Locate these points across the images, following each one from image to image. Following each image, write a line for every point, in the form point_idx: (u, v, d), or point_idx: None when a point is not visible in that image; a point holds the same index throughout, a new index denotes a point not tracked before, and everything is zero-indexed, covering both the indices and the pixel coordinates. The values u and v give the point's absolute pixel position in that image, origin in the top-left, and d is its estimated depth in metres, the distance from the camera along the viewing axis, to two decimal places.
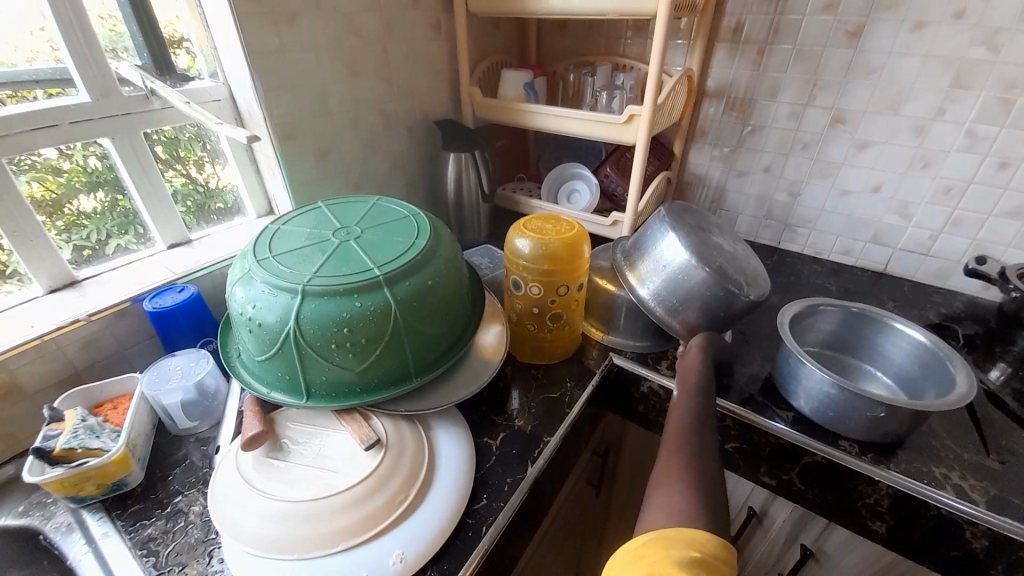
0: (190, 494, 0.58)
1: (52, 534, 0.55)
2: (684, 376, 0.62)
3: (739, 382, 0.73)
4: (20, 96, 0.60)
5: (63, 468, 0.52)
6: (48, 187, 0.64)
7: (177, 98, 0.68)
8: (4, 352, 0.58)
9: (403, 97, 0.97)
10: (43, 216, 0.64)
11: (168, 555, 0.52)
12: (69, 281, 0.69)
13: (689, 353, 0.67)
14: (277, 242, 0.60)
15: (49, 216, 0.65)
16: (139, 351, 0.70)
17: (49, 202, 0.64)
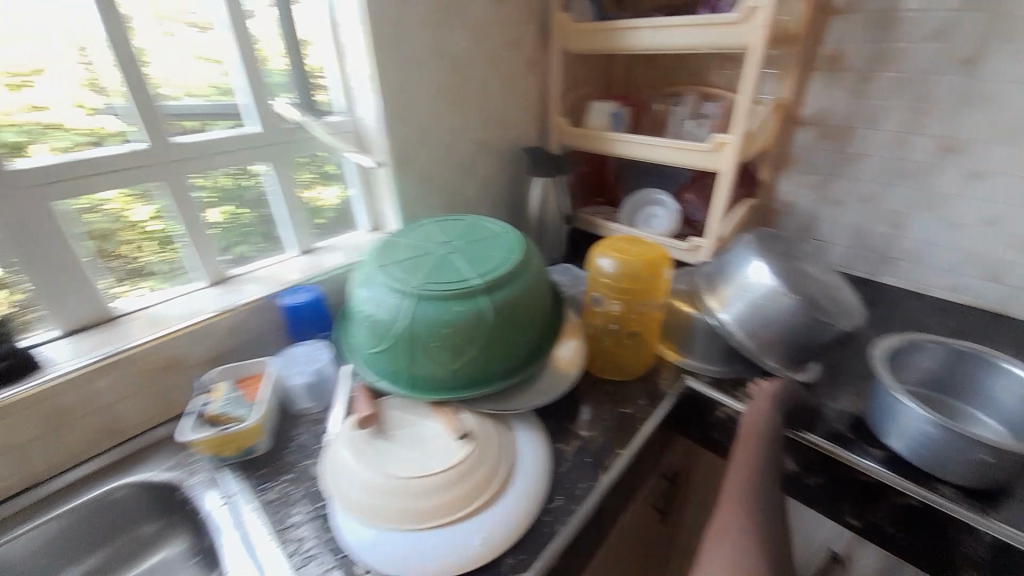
0: (304, 465, 0.66)
1: (192, 487, 0.65)
2: (750, 423, 0.65)
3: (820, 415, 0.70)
4: (197, 126, 0.76)
5: (211, 432, 0.63)
6: (217, 197, 0.80)
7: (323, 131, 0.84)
8: (175, 331, 0.71)
9: (498, 127, 1.07)
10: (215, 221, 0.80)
11: (289, 515, 0.59)
12: (224, 277, 0.83)
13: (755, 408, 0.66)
14: (392, 251, 0.70)
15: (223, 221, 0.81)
16: (268, 340, 0.82)
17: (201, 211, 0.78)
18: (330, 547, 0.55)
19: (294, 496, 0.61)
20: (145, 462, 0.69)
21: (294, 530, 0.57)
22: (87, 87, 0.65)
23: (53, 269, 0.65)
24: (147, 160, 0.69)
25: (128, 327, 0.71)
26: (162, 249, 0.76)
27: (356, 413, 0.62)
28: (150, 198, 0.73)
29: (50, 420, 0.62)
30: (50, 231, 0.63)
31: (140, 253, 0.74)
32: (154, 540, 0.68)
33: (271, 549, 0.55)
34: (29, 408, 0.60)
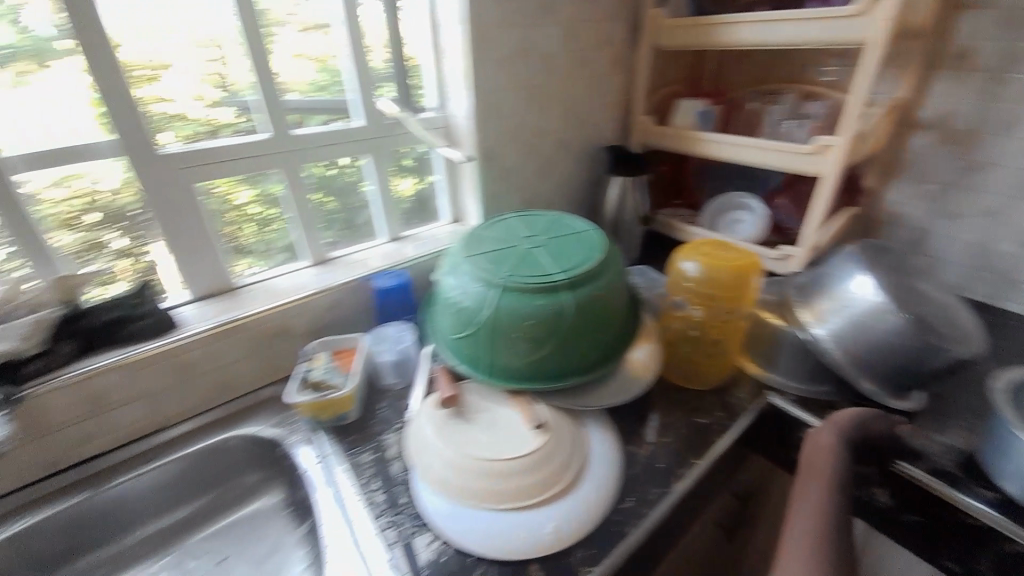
0: (388, 437, 0.70)
1: (291, 444, 0.72)
2: (812, 463, 0.59)
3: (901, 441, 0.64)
4: (322, 120, 0.84)
5: (313, 396, 0.69)
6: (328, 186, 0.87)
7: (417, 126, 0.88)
8: (284, 304, 0.78)
9: (581, 125, 1.07)
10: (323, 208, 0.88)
11: (377, 482, 0.63)
12: (323, 259, 0.91)
13: (819, 438, 0.61)
14: (479, 242, 0.72)
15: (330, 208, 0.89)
16: (359, 318, 0.88)
17: (309, 196, 0.85)
18: (413, 516, 0.59)
19: (382, 466, 0.66)
20: (252, 418, 0.77)
21: (380, 495, 0.62)
22: (211, 82, 0.72)
23: (191, 243, 0.75)
24: (267, 149, 0.77)
25: (246, 298, 0.80)
26: (261, 231, 0.83)
27: (438, 392, 0.65)
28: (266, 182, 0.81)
29: (178, 372, 0.71)
30: (184, 208, 0.72)
31: (248, 234, 0.82)
32: (256, 489, 0.77)
33: (362, 511, 0.60)
34: (165, 360, 0.69)
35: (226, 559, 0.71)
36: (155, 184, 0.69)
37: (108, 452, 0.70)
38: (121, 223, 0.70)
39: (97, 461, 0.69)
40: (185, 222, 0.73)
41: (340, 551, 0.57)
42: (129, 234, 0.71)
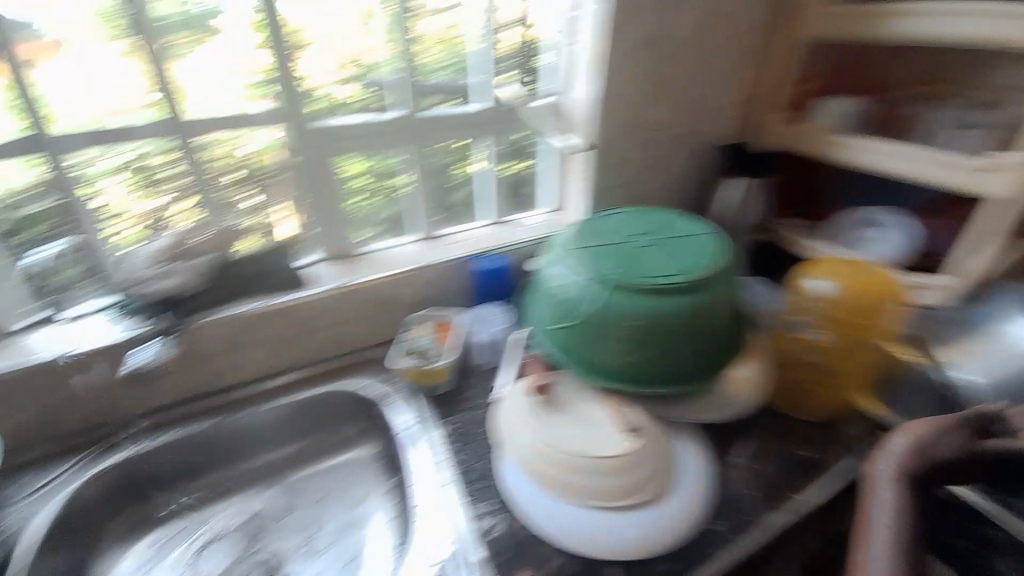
0: (477, 414, 0.73)
1: (387, 403, 0.77)
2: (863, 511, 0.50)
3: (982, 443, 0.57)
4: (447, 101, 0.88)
5: (411, 365, 0.74)
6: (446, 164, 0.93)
7: (545, 112, 0.94)
8: (396, 274, 0.84)
9: (702, 120, 0.99)
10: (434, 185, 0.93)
11: (466, 456, 0.66)
12: (429, 234, 0.95)
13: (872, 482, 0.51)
14: (586, 235, 0.71)
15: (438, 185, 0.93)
16: (458, 296, 0.91)
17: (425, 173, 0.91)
18: (498, 494, 0.61)
19: (471, 442, 0.68)
20: (355, 375, 0.83)
21: (468, 466, 0.65)
22: (347, 59, 0.77)
23: (326, 208, 0.83)
24: (395, 127, 0.84)
25: (361, 264, 0.86)
26: (371, 201, 0.88)
27: (530, 379, 0.65)
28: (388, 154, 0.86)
29: (301, 324, 0.79)
30: (320, 176, 0.81)
31: (361, 204, 0.87)
32: (352, 441, 0.80)
33: (449, 482, 0.63)
34: (293, 311, 0.78)
35: (320, 501, 0.75)
36: (301, 151, 0.79)
37: (239, 384, 0.79)
38: (260, 185, 0.78)
39: (226, 391, 0.78)
40: (322, 189, 0.82)
41: (428, 515, 0.60)
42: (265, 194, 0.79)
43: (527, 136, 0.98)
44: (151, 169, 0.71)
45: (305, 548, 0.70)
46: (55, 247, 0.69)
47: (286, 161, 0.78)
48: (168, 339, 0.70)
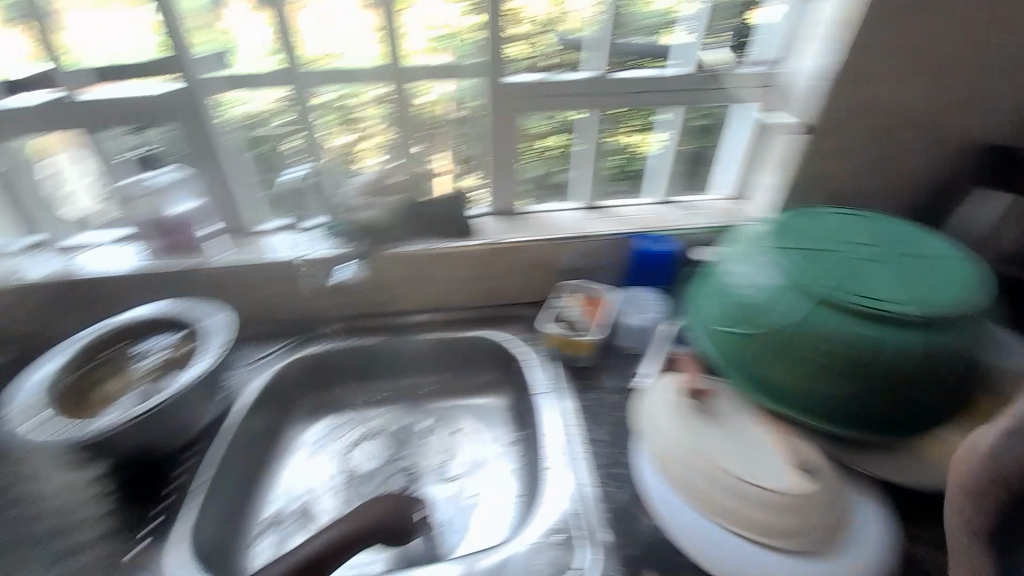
0: (616, 398, 0.70)
1: (527, 363, 0.77)
2: None
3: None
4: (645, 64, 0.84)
5: (560, 331, 0.74)
6: (627, 130, 0.90)
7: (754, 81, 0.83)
8: (559, 240, 0.84)
9: (971, 109, 0.77)
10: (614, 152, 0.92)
11: (604, 437, 0.64)
12: (594, 204, 0.93)
13: None
14: (789, 237, 0.62)
15: (616, 152, 0.92)
16: (614, 272, 0.87)
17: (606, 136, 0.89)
18: (630, 485, 0.59)
19: (610, 423, 0.66)
20: (503, 328, 0.86)
21: (601, 448, 0.63)
22: (552, 14, 0.77)
23: (506, 163, 0.86)
24: (584, 88, 0.83)
25: (525, 223, 0.88)
26: (545, 157, 0.90)
27: (681, 377, 0.63)
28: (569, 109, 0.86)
29: (465, 270, 0.85)
30: (506, 132, 0.84)
31: (536, 162, 0.89)
32: (491, 388, 0.85)
33: (584, 457, 0.62)
34: (460, 258, 0.83)
35: (457, 434, 0.81)
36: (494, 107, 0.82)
37: (405, 312, 0.88)
38: (452, 130, 0.85)
39: (393, 317, 0.87)
40: (505, 145, 0.85)
41: (561, 485, 0.59)
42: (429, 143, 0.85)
43: (718, 109, 0.89)
44: (348, 108, 0.82)
45: (439, 473, 0.75)
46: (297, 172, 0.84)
47: (451, 113, 0.84)
48: (364, 262, 0.82)
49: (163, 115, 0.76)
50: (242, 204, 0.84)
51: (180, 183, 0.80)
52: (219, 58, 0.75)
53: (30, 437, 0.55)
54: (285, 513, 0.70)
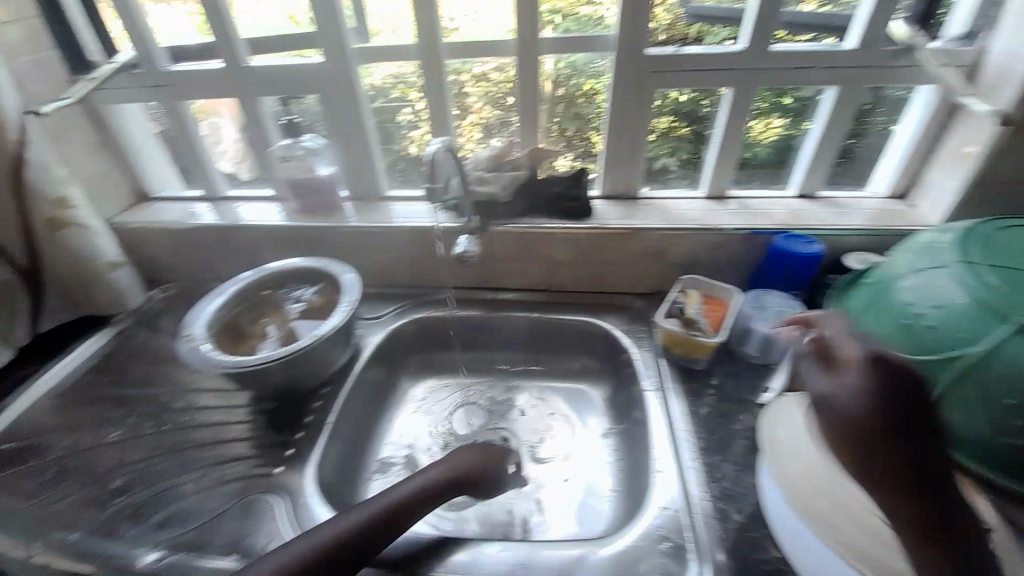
0: (736, 407, 0.65)
1: (636, 357, 0.74)
2: None
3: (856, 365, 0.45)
4: (798, 37, 0.74)
5: (680, 328, 0.68)
6: (773, 110, 0.80)
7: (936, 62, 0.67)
8: (683, 230, 0.78)
9: None
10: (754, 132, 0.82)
11: (720, 447, 0.60)
12: (724, 194, 0.86)
13: None
14: (990, 250, 0.52)
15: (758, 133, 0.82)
16: (740, 270, 0.80)
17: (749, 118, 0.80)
18: (750, 502, 0.54)
19: (727, 434, 0.61)
20: (609, 315, 0.83)
21: (717, 457, 0.59)
22: None
23: (624, 142, 0.82)
24: (733, 63, 0.74)
25: (646, 209, 0.83)
26: (674, 137, 0.83)
27: None
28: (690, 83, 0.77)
29: (576, 254, 0.83)
30: (637, 110, 0.79)
31: (665, 145, 0.84)
32: (591, 376, 0.83)
33: (697, 466, 0.58)
34: (574, 240, 0.81)
35: (555, 417, 0.80)
36: (627, 82, 0.76)
37: (511, 289, 0.88)
38: (581, 106, 0.82)
39: (501, 293, 0.88)
40: (633, 124, 0.80)
41: (670, 490, 0.56)
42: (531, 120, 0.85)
43: (890, 94, 0.78)
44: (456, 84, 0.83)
45: (533, 452, 0.76)
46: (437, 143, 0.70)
47: (568, 89, 0.82)
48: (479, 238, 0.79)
49: (312, 85, 0.82)
50: (373, 173, 0.91)
51: (324, 149, 0.89)
52: (361, 33, 0.81)
53: (206, 358, 0.63)
54: (392, 463, 0.75)
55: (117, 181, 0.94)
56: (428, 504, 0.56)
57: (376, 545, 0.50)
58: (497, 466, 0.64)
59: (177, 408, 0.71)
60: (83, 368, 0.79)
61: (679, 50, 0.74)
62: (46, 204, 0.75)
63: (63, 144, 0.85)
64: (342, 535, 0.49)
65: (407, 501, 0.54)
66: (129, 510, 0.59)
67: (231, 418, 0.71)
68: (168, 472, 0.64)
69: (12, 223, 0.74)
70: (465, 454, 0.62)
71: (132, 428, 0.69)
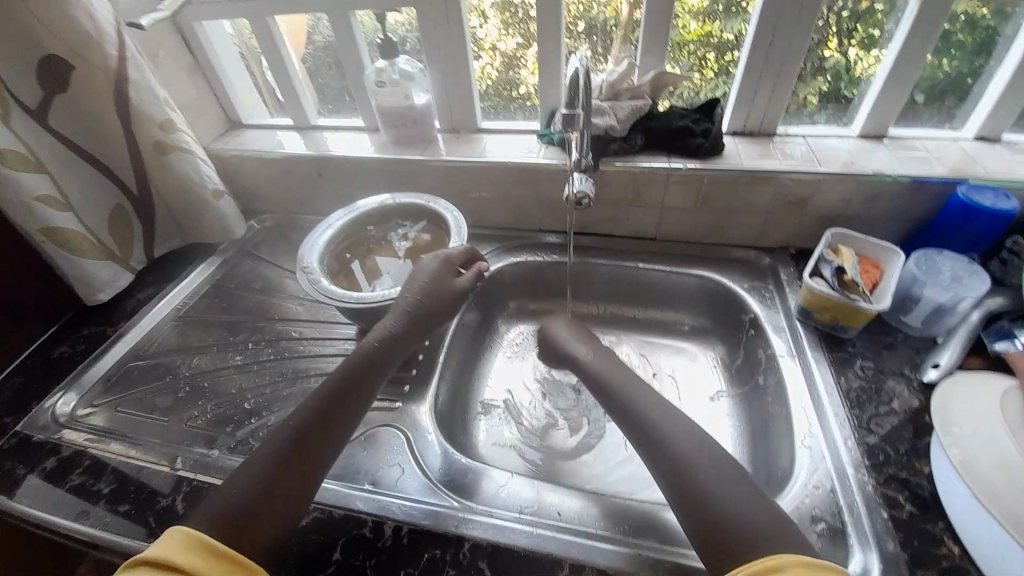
0: (892, 382, 0.58)
1: (764, 318, 0.67)
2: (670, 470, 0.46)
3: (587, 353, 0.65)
4: None
5: (840, 292, 0.59)
6: (964, 30, 0.64)
7: None
8: (832, 178, 0.66)
9: None
10: (933, 61, 0.67)
11: (876, 427, 0.54)
12: (880, 135, 0.73)
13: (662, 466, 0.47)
14: None
15: (936, 63, 0.67)
16: (895, 225, 0.70)
17: (929, 45, 0.64)
18: (915, 491, 0.49)
19: (886, 413, 0.55)
20: (730, 270, 0.75)
21: (874, 438, 0.53)
22: None
23: (761, 68, 0.70)
24: None
25: (783, 150, 0.73)
26: (822, 67, 0.70)
27: None
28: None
29: (699, 201, 0.73)
30: (792, 28, 0.65)
31: (813, 73, 0.71)
32: (700, 335, 0.79)
33: (852, 444, 0.53)
34: (698, 185, 0.72)
35: (661, 379, 0.76)
36: None
37: (615, 236, 0.81)
38: (716, 24, 0.70)
39: (605, 239, 0.82)
40: (784, 45, 0.67)
41: (815, 467, 0.52)
42: (597, 49, 0.78)
43: None
44: (520, 8, 0.74)
45: None
46: (577, 64, 0.60)
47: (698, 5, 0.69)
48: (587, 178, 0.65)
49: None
50: (468, 103, 0.84)
51: (418, 75, 0.81)
52: None
53: (326, 293, 0.63)
54: (495, 408, 0.74)
55: (210, 107, 0.92)
56: (360, 401, 0.54)
57: (320, 447, 0.49)
58: (433, 301, 0.62)
59: (290, 339, 0.76)
60: (198, 296, 0.82)
61: None
62: (152, 128, 0.73)
63: (160, 67, 0.82)
64: (271, 461, 0.47)
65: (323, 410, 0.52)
66: (261, 432, 0.63)
67: (339, 352, 0.74)
68: (290, 401, 0.67)
69: (125, 148, 0.74)
70: (391, 319, 0.60)
71: (253, 355, 0.74)
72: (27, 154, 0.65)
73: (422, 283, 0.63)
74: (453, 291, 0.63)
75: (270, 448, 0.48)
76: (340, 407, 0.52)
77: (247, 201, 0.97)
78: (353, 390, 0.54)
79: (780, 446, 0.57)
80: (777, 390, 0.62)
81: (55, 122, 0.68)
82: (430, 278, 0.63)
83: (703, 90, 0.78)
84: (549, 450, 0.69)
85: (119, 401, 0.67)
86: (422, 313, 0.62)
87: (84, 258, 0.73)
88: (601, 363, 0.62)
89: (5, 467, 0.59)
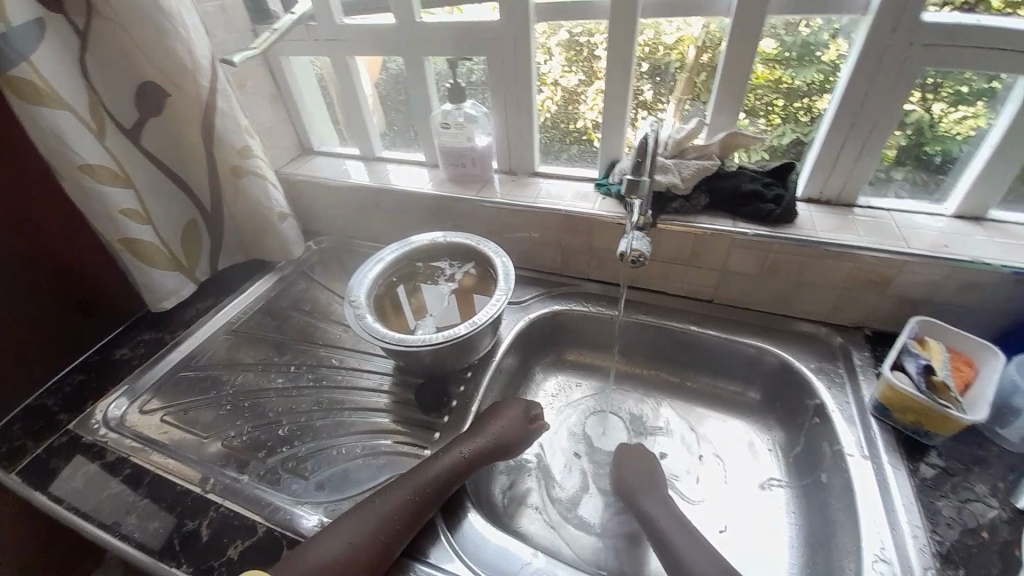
0: (984, 508, 0.51)
1: (833, 406, 0.61)
2: None
3: (640, 484, 0.61)
4: None
5: (927, 398, 0.53)
6: None
7: None
8: (921, 261, 0.60)
9: None
10: None
11: (964, 561, 0.47)
12: (978, 216, 0.66)
13: None
14: None
15: None
16: (993, 320, 0.62)
17: None
18: None
19: (973, 543, 0.48)
20: (795, 346, 0.69)
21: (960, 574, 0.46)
22: None
23: (843, 132, 0.65)
24: None
25: (865, 223, 0.67)
26: (904, 124, 0.64)
27: None
28: (848, 38, 0.62)
29: (765, 269, 0.69)
30: (883, 95, 0.61)
31: (897, 135, 0.65)
32: (753, 413, 0.73)
33: None
34: (766, 252, 0.67)
35: (705, 455, 0.70)
36: (883, 60, 0.59)
37: (664, 292, 0.78)
38: (787, 71, 0.67)
39: (658, 296, 0.78)
40: (872, 110, 0.62)
41: None
42: (659, 89, 0.74)
43: None
44: (585, 47, 0.74)
45: (676, 487, 0.67)
46: (647, 129, 0.60)
47: (765, 49, 0.66)
48: (646, 237, 0.64)
49: (482, 43, 0.75)
50: (527, 144, 0.84)
51: (483, 118, 0.83)
52: None
53: (368, 330, 0.63)
54: (524, 464, 0.70)
55: (286, 133, 0.97)
56: (422, 507, 0.52)
57: (380, 536, 0.49)
58: (509, 433, 0.61)
59: (331, 366, 0.78)
60: (253, 311, 0.85)
61: (936, 20, 0.56)
62: (231, 154, 0.77)
63: (247, 95, 0.88)
64: (330, 537, 0.48)
65: (388, 500, 0.51)
66: (290, 462, 0.64)
67: (374, 386, 0.74)
68: (323, 433, 0.68)
69: (203, 168, 0.78)
70: (468, 447, 0.58)
71: (293, 379, 0.76)
72: (116, 170, 0.70)
73: (506, 414, 0.62)
74: (525, 435, 0.61)
75: (330, 538, 0.48)
76: (405, 504, 0.51)
77: (307, 221, 1.01)
78: (416, 490, 0.53)
79: (845, 561, 0.51)
80: (843, 493, 0.55)
81: (147, 142, 0.74)
82: (507, 408, 0.63)
83: (769, 135, 0.73)
84: (575, 522, 0.64)
85: (166, 410, 0.70)
86: (500, 445, 0.59)
87: (156, 269, 0.78)
88: (646, 500, 0.59)
89: (53, 466, 0.62)
